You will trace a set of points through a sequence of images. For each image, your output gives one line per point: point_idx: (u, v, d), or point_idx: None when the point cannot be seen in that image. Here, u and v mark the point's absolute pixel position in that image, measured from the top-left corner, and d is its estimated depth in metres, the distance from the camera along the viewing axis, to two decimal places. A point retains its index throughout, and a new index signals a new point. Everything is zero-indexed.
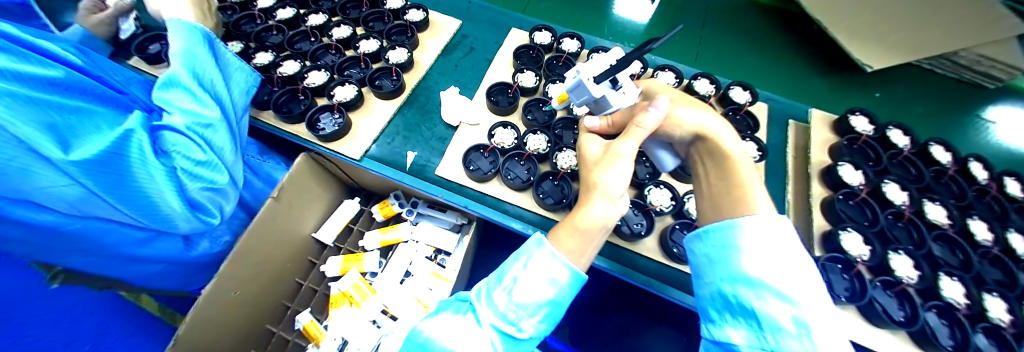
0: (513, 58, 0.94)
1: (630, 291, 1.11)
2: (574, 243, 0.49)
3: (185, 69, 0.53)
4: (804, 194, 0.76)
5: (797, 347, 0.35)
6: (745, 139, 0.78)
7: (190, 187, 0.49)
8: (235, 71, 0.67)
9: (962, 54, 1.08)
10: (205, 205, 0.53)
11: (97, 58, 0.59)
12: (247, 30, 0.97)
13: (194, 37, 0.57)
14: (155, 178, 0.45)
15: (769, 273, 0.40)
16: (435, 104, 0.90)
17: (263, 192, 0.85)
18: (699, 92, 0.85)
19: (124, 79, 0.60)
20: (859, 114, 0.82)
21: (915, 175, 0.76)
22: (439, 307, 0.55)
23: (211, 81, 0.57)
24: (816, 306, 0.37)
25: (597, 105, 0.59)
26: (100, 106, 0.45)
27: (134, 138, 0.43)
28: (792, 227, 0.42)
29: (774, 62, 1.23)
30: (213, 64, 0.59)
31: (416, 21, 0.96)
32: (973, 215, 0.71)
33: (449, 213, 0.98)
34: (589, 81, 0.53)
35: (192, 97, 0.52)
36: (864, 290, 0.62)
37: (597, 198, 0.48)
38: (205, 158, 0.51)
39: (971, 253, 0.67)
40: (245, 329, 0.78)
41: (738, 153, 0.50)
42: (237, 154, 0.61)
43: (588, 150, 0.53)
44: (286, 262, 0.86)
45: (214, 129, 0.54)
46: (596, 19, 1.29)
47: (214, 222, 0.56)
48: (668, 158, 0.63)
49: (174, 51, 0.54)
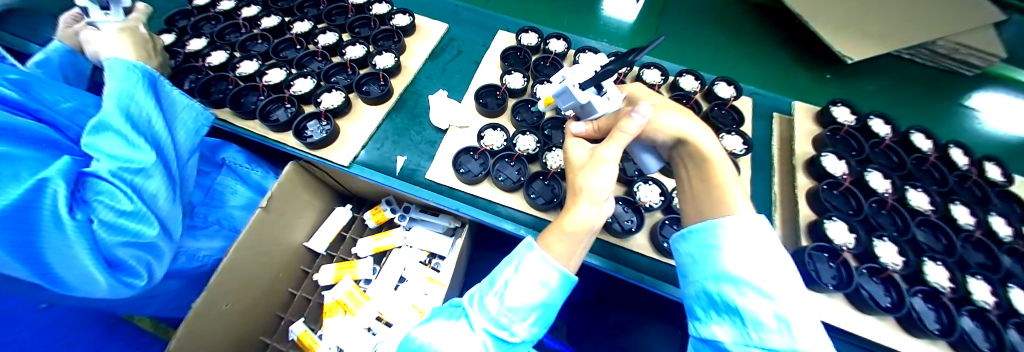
0: (500, 60, 0.94)
1: (626, 288, 1.12)
2: (563, 246, 0.49)
3: (117, 109, 0.51)
4: (790, 185, 0.76)
5: (781, 343, 0.35)
6: (731, 133, 0.79)
7: (109, 242, 0.46)
8: (179, 113, 0.65)
9: (940, 43, 1.10)
10: (128, 264, 0.49)
11: (35, 83, 0.55)
12: (232, 39, 0.97)
13: (131, 79, 0.56)
14: (71, 233, 0.41)
15: (750, 270, 0.40)
16: (423, 109, 0.90)
17: (253, 201, 0.85)
18: (685, 89, 0.85)
19: (69, 110, 0.57)
20: (841, 105, 0.83)
21: (897, 163, 0.77)
22: (432, 313, 0.55)
23: (147, 122, 0.55)
24: (795, 303, 0.37)
25: (583, 110, 0.58)
26: (24, 150, 0.44)
27: (49, 188, 0.41)
28: (772, 229, 0.43)
29: (738, 53, 1.25)
30: (155, 107, 0.57)
31: (402, 26, 0.96)
32: (955, 201, 0.73)
33: (442, 217, 0.98)
34: (575, 88, 0.53)
35: (124, 141, 0.50)
36: (851, 278, 0.62)
37: (583, 202, 0.48)
38: (132, 207, 0.48)
39: (954, 238, 0.68)
40: (236, 343, 0.77)
41: (717, 157, 0.50)
42: (177, 204, 0.58)
43: (574, 154, 0.53)
44: (279, 271, 0.85)
45: (147, 176, 0.51)
46: (582, 20, 1.29)
47: (139, 283, 0.52)
48: (653, 161, 0.64)
49: (109, 92, 0.53)
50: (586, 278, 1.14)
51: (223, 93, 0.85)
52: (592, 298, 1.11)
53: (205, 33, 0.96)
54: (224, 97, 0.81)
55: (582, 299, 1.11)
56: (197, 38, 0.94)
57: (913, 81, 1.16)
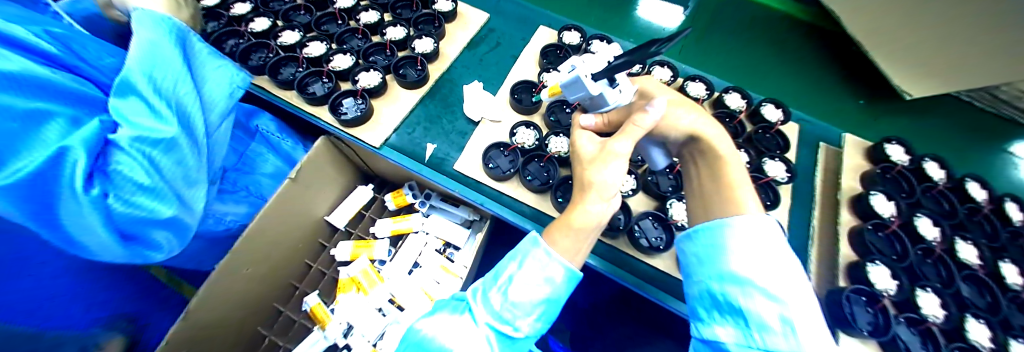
0: (539, 57, 0.92)
1: (635, 302, 1.09)
2: (569, 241, 0.48)
3: (142, 73, 0.49)
4: (831, 221, 0.73)
5: (783, 344, 0.37)
6: (774, 158, 0.75)
7: (123, 216, 0.45)
8: (211, 75, 0.64)
9: (1003, 88, 0.91)
10: (145, 237, 0.50)
11: (77, 39, 0.56)
12: (275, 8, 0.97)
13: (159, 35, 0.55)
14: (87, 209, 0.40)
15: (757, 272, 0.41)
16: (457, 98, 0.89)
17: (281, 171, 0.87)
18: (730, 107, 0.81)
19: (111, 66, 0.58)
20: (895, 143, 0.78)
21: (948, 211, 0.73)
22: (437, 305, 0.54)
23: (173, 88, 0.53)
24: (802, 305, 0.38)
25: (593, 101, 0.56)
26: (60, 105, 0.44)
27: (71, 155, 0.39)
28: (778, 228, 0.44)
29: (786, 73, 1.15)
30: (182, 71, 0.55)
31: (445, 12, 0.94)
32: (1005, 258, 0.68)
33: (462, 208, 0.97)
34: (586, 78, 0.51)
35: (149, 109, 0.49)
36: (889, 326, 0.59)
37: (592, 197, 0.47)
38: (150, 182, 0.47)
39: (1000, 296, 0.64)
40: (252, 309, 0.80)
41: (729, 154, 0.50)
42: (200, 175, 0.58)
43: (583, 149, 0.52)
44: (299, 243, 0.87)
45: (169, 147, 0.50)
46: (616, 19, 1.23)
47: (155, 256, 0.53)
48: (660, 156, 0.61)
49: (137, 50, 0.51)
50: (595, 286, 1.12)
51: (262, 61, 0.86)
52: (599, 307, 1.10)
53: None
54: (263, 65, 0.82)
55: (588, 305, 1.10)
56: (242, 2, 0.95)
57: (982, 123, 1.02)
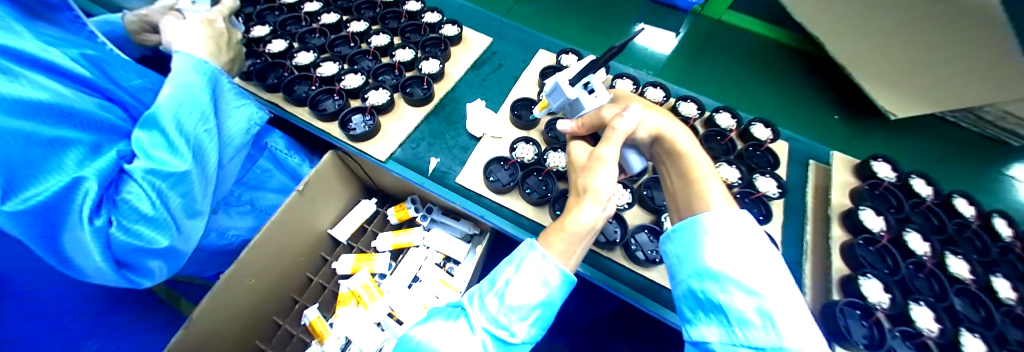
0: (539, 78, 0.96)
1: (636, 320, 1.08)
2: (563, 245, 0.50)
3: (170, 111, 0.52)
4: (824, 235, 0.74)
5: (763, 339, 0.37)
6: (765, 175, 0.79)
7: (122, 244, 0.47)
8: (236, 110, 0.68)
9: (987, 109, 0.98)
10: (141, 265, 0.52)
11: (109, 61, 0.60)
12: (292, 30, 1.03)
13: (196, 75, 0.59)
14: (86, 238, 0.42)
15: (733, 267, 0.42)
16: (460, 115, 0.93)
17: (288, 186, 0.90)
18: (720, 126, 0.85)
19: (137, 86, 0.62)
20: (882, 160, 0.80)
21: (937, 226, 0.75)
22: (432, 312, 0.54)
23: (195, 124, 0.56)
24: (777, 296, 0.39)
25: (572, 108, 0.63)
26: (84, 134, 0.46)
27: (83, 185, 0.42)
28: (751, 220, 0.46)
29: (771, 93, 1.19)
30: (208, 108, 0.58)
31: (450, 36, 1.00)
32: (996, 272, 0.69)
33: (462, 222, 0.99)
34: (564, 83, 0.59)
35: (167, 145, 0.51)
36: (883, 339, 0.60)
37: (586, 201, 0.51)
38: (152, 213, 0.49)
39: (994, 311, 0.65)
40: (252, 321, 0.80)
41: (692, 152, 0.54)
42: (204, 206, 0.60)
43: (577, 154, 0.58)
44: (301, 255, 0.88)
45: (180, 181, 0.52)
46: (604, 41, 1.28)
47: (142, 283, 0.55)
48: (636, 159, 0.65)
49: (170, 86, 0.54)
50: (595, 303, 1.11)
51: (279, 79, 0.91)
52: (599, 325, 1.09)
53: (269, 22, 1.03)
54: (279, 83, 0.87)
55: (587, 322, 1.09)
56: (261, 25, 1.02)
57: (970, 142, 1.07)
